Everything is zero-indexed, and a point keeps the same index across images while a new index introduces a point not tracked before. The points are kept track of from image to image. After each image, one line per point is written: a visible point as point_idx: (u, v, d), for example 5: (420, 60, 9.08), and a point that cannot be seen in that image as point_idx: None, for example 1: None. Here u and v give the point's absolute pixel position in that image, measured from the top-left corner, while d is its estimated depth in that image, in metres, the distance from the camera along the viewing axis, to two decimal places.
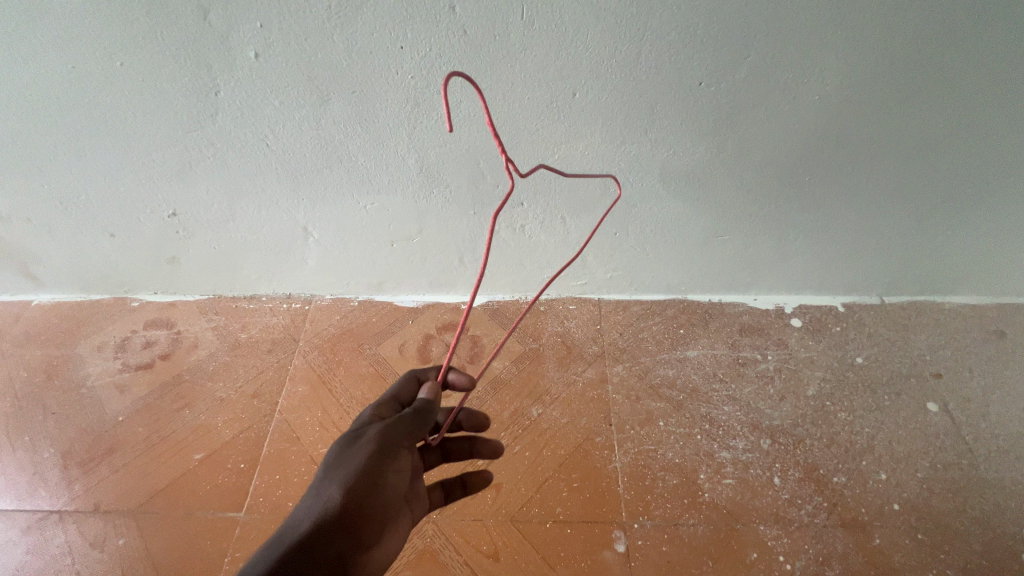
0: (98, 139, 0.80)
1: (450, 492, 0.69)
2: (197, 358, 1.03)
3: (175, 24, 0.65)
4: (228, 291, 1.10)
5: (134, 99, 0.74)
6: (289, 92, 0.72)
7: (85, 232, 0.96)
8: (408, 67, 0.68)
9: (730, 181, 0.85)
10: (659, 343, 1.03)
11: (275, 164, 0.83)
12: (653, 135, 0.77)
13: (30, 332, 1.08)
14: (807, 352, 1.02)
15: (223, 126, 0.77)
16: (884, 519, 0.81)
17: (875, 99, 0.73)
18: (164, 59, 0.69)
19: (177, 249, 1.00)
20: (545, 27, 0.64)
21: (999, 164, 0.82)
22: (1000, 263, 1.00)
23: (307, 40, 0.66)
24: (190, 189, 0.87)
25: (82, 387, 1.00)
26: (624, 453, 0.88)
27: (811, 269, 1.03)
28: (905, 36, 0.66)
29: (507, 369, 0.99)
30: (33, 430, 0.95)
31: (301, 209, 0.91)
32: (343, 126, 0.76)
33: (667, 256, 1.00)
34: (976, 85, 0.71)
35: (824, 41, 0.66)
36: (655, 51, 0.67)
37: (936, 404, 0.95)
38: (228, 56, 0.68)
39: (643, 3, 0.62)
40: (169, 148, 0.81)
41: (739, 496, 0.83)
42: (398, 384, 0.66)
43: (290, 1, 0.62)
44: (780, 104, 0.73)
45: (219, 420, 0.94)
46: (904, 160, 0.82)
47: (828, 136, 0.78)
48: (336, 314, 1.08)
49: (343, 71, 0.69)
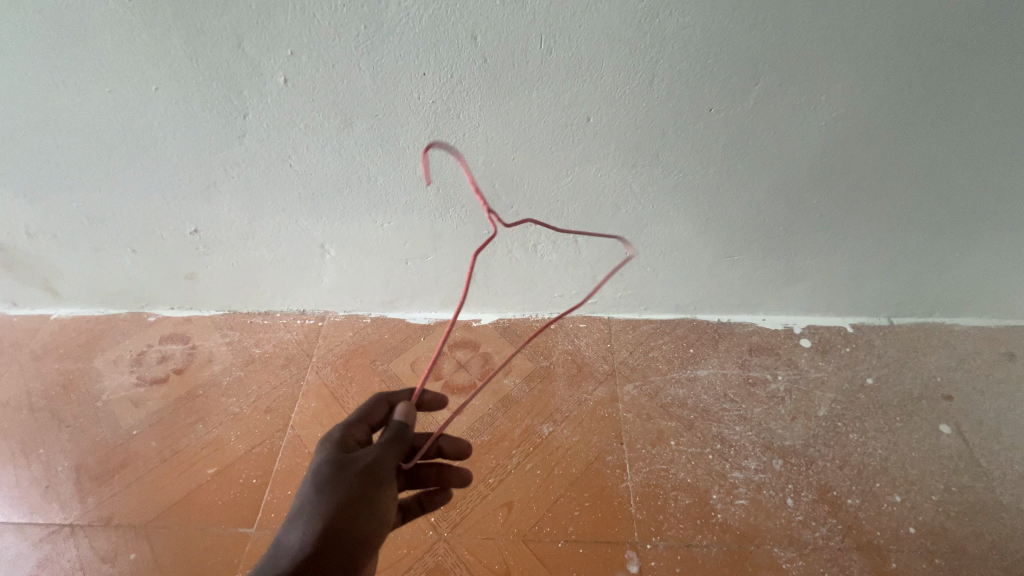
0: (128, 158, 0.83)
1: (408, 512, 0.67)
2: (211, 373, 1.04)
3: (209, 51, 0.69)
4: (243, 307, 1.12)
5: (166, 122, 0.77)
6: (314, 115, 0.75)
7: (108, 248, 0.98)
8: (429, 93, 0.71)
9: (740, 204, 0.87)
10: (669, 362, 1.04)
11: (296, 183, 0.85)
12: (664, 159, 0.80)
13: (48, 345, 1.09)
14: (816, 372, 1.02)
15: (249, 147, 0.80)
16: (900, 543, 0.80)
17: (878, 125, 0.75)
18: (198, 84, 0.72)
19: (196, 266, 1.02)
20: (561, 56, 0.67)
21: (1002, 188, 0.84)
22: (1007, 285, 1.01)
23: (335, 67, 0.69)
24: (213, 207, 0.90)
25: (97, 401, 1.01)
26: (636, 472, 0.88)
27: (819, 289, 1.04)
28: (908, 64, 0.69)
29: (518, 387, 1.00)
30: (47, 444, 0.96)
31: (319, 227, 0.93)
32: (365, 148, 0.79)
33: (677, 276, 1.02)
34: (977, 111, 0.73)
35: (829, 70, 0.69)
36: (667, 78, 0.69)
37: (949, 426, 0.95)
38: (258, 82, 0.71)
39: (656, 35, 0.65)
40: (196, 168, 0.84)
41: (752, 517, 0.83)
42: (369, 407, 0.65)
43: (320, 32, 0.66)
44: (788, 129, 0.76)
45: (231, 435, 0.94)
46: (909, 184, 0.84)
47: (834, 160, 0.80)
48: (349, 331, 1.09)
49: (367, 96, 0.72)
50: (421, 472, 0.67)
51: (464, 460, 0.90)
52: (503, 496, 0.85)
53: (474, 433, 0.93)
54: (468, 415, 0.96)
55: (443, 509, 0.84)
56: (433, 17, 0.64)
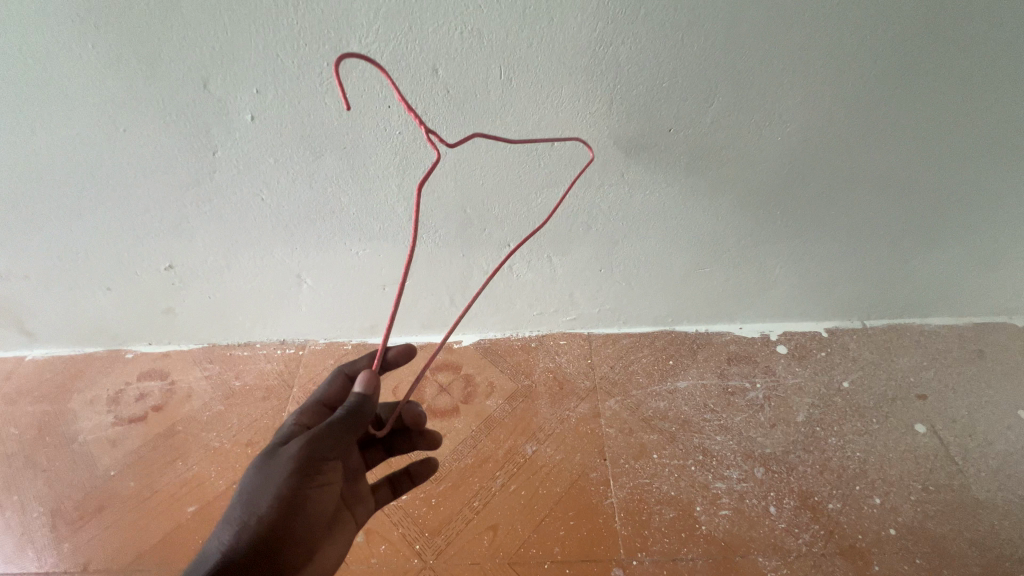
0: (99, 197, 0.83)
1: (399, 485, 0.74)
2: (191, 408, 1.03)
3: (175, 92, 0.70)
4: (223, 339, 1.12)
5: (136, 161, 0.78)
6: (284, 150, 0.76)
7: (82, 287, 0.98)
8: (396, 124, 0.73)
9: (706, 218, 0.90)
10: (649, 375, 1.05)
11: (271, 216, 0.86)
12: (629, 178, 0.82)
13: (23, 388, 1.08)
14: (794, 378, 1.04)
15: (220, 183, 0.81)
16: (882, 545, 0.81)
17: (832, 138, 0.78)
18: (166, 124, 0.73)
19: (173, 301, 1.02)
20: (521, 85, 0.69)
21: (954, 191, 0.87)
22: (971, 284, 1.05)
23: (301, 103, 0.70)
24: (187, 242, 0.90)
25: (73, 443, 0.99)
26: (620, 487, 0.88)
27: (791, 296, 1.07)
28: (854, 81, 0.72)
29: (500, 408, 1.00)
30: (22, 490, 0.94)
31: (295, 257, 0.94)
32: (336, 179, 0.80)
33: (652, 289, 1.04)
34: (922, 121, 0.77)
35: (780, 88, 0.72)
36: (624, 103, 0.72)
37: (924, 425, 0.96)
38: (226, 120, 0.72)
39: (611, 62, 0.67)
40: (168, 205, 0.84)
41: (737, 527, 0.83)
42: (324, 388, 0.70)
43: (285, 71, 0.67)
44: (745, 146, 0.79)
45: (212, 471, 0.93)
46: (867, 191, 0.87)
47: (792, 172, 0.83)
48: (330, 358, 1.09)
49: (335, 129, 0.73)
50: (395, 442, 0.74)
51: (448, 484, 0.89)
52: (488, 519, 0.85)
53: (457, 456, 0.93)
54: (452, 439, 0.96)
55: (428, 535, 0.84)
56: (394, 53, 0.65)
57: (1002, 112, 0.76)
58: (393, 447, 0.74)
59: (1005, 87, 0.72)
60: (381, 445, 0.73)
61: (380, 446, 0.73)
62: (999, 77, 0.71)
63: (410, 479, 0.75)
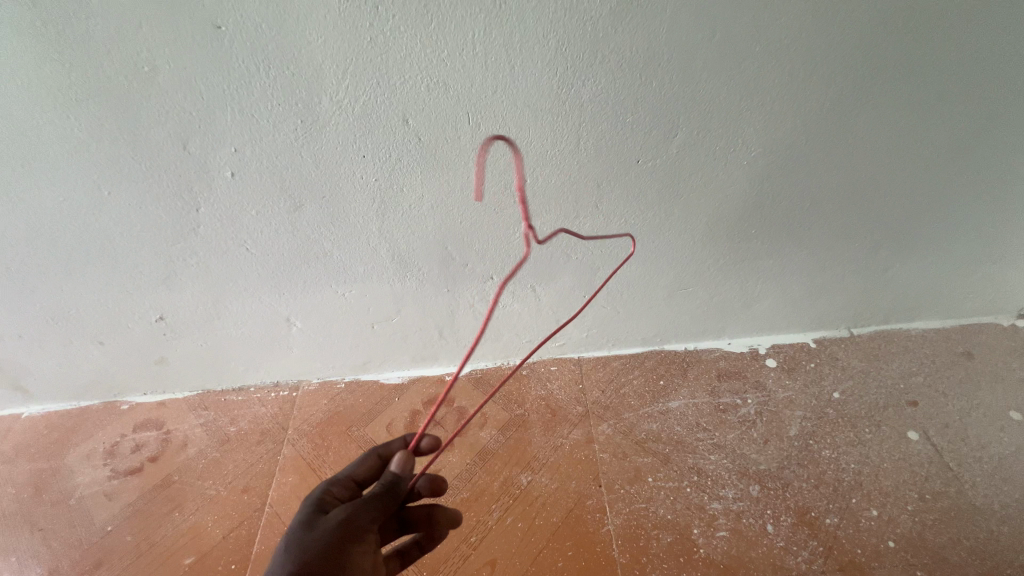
0: (88, 257, 0.85)
1: (407, 555, 0.70)
2: (187, 457, 1.03)
3: (156, 154, 0.72)
4: (217, 385, 1.13)
5: (122, 221, 0.80)
6: (265, 202, 0.78)
7: (75, 343, 0.99)
8: (372, 171, 0.75)
9: (683, 241, 0.92)
10: (641, 397, 1.06)
11: (256, 264, 0.88)
12: (604, 208, 0.84)
13: (19, 446, 1.08)
14: (785, 392, 1.05)
15: (205, 237, 0.83)
16: (882, 559, 0.80)
17: (796, 159, 0.81)
18: (150, 184, 0.75)
19: (165, 351, 1.03)
20: (489, 129, 0.71)
21: (923, 200, 0.89)
22: (951, 287, 1.06)
23: (279, 158, 0.73)
24: (176, 294, 0.92)
25: (70, 499, 1.00)
26: (616, 513, 0.88)
27: (776, 310, 1.08)
28: (813, 104, 0.74)
29: (494, 439, 1.01)
30: (18, 551, 0.93)
31: (283, 302, 0.95)
32: (318, 226, 0.82)
33: (637, 311, 1.05)
34: (881, 138, 0.79)
35: (741, 114, 0.74)
36: (591, 138, 0.74)
37: (917, 432, 0.97)
38: (207, 177, 0.75)
39: (574, 102, 0.70)
40: (156, 260, 0.86)
41: (736, 549, 0.83)
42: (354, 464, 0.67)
43: (261, 129, 0.70)
44: (713, 172, 0.81)
45: (209, 520, 0.93)
46: (838, 206, 0.89)
47: (762, 193, 0.85)
48: (324, 398, 1.10)
49: (314, 180, 0.76)
50: (411, 516, 0.69)
51: None
52: (486, 555, 0.85)
53: (453, 491, 0.93)
54: (447, 473, 0.96)
55: None
56: (366, 106, 0.68)
57: (958, 123, 0.79)
58: (406, 522, 0.69)
59: (958, 99, 0.75)
60: (398, 521, 0.69)
61: (393, 520, 0.69)
62: (951, 91, 0.74)
63: (420, 549, 0.71)
